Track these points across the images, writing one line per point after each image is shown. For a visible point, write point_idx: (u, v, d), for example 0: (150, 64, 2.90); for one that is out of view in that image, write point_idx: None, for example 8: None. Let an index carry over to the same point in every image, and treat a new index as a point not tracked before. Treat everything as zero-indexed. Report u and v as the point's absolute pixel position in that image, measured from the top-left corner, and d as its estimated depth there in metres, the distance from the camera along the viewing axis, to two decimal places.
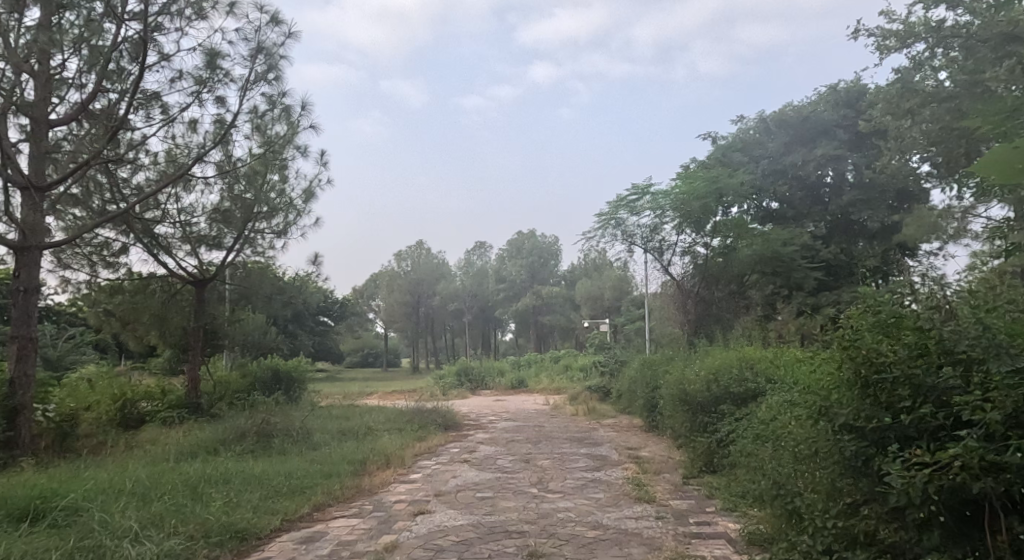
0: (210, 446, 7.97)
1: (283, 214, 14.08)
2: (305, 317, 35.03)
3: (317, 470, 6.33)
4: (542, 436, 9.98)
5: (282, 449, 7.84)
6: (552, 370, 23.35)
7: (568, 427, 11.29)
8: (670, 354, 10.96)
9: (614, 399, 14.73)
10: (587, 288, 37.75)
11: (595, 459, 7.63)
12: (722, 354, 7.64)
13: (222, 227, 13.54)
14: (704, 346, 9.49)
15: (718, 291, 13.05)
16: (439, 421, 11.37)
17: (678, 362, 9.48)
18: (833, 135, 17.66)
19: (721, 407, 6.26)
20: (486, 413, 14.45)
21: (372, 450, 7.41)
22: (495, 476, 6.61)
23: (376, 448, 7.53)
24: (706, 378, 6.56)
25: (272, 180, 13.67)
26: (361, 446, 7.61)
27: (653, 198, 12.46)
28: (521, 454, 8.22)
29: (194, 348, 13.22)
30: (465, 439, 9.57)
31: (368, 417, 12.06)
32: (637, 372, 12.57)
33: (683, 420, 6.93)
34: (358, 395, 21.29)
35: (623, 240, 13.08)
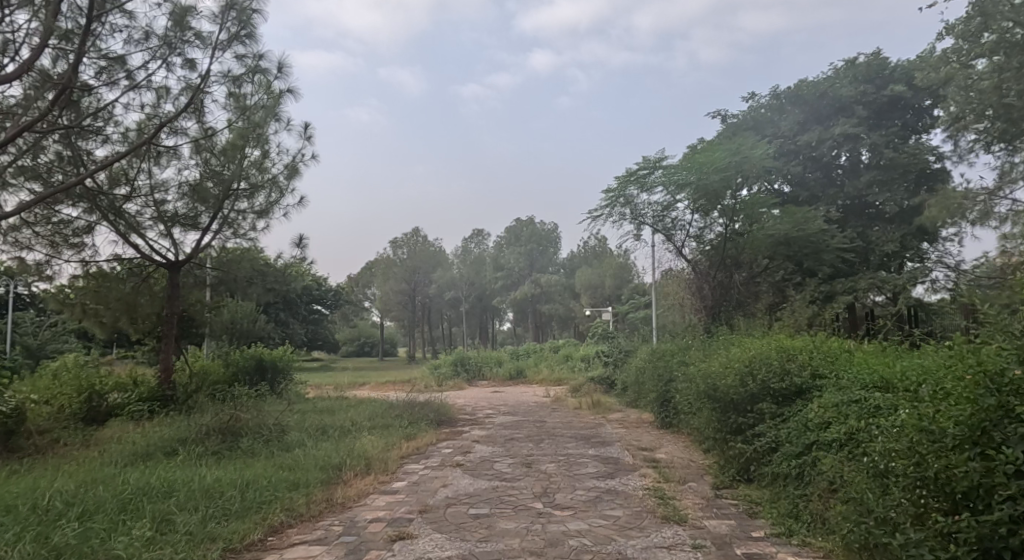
0: (167, 448, 6.99)
1: (265, 193, 13.12)
2: (298, 305, 34.04)
3: (282, 479, 5.37)
4: (544, 434, 9.01)
5: (250, 452, 6.88)
6: (552, 360, 22.42)
7: (571, 423, 10.32)
8: (684, 343, 10.00)
9: (619, 391, 13.81)
10: (587, 276, 36.82)
11: (605, 463, 6.67)
12: (754, 344, 6.60)
13: (200, 207, 12.56)
14: (726, 336, 8.49)
15: (738, 276, 11.92)
16: (431, 416, 10.40)
17: (695, 353, 8.53)
18: (852, 112, 16.59)
19: (757, 405, 5.35)
20: (483, 406, 13.50)
21: (350, 452, 6.46)
22: (492, 486, 5.65)
23: (354, 449, 6.58)
24: (737, 368, 5.59)
25: (251, 157, 12.70)
26: (338, 447, 6.65)
27: (666, 174, 11.40)
28: (522, 455, 7.27)
29: (168, 336, 12.24)
30: (458, 438, 8.60)
31: (355, 411, 11.14)
32: (645, 362, 11.64)
33: (707, 415, 6.02)
34: (350, 386, 20.36)
35: (631, 220, 12.04)
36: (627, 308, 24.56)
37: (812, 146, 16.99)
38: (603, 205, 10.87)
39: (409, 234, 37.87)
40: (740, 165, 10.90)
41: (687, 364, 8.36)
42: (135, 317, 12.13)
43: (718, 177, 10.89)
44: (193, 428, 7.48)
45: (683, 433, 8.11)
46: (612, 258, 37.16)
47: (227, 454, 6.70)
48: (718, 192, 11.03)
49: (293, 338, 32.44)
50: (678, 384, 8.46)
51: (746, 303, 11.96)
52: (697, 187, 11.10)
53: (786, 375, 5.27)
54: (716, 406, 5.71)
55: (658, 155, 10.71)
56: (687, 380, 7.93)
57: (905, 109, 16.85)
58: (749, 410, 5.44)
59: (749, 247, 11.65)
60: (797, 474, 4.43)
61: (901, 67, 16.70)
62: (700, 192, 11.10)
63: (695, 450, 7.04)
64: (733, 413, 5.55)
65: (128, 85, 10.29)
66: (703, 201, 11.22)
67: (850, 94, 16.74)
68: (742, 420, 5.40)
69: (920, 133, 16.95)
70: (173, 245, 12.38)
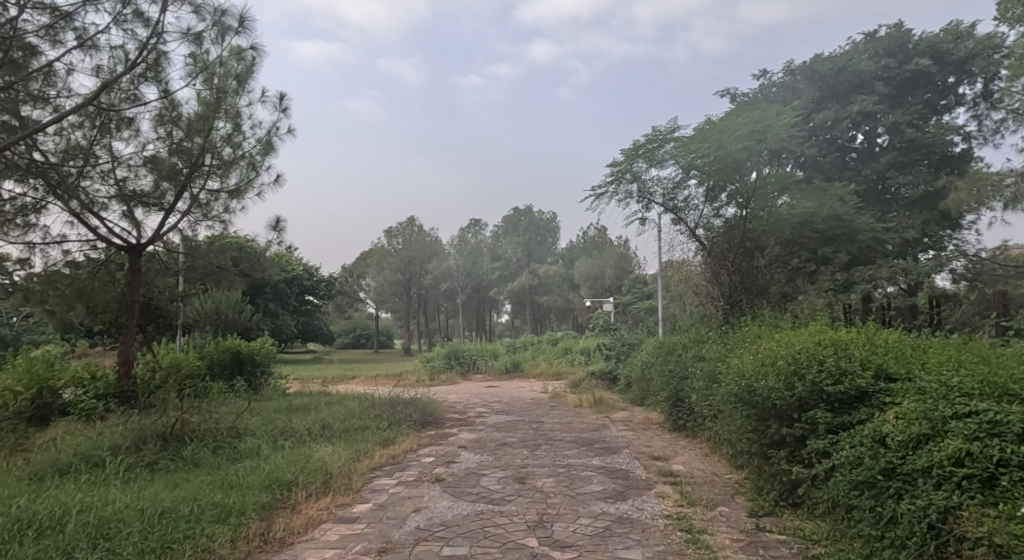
0: (92, 457, 5.88)
1: (239, 170, 11.99)
2: (289, 296, 32.78)
3: (211, 503, 4.31)
4: (541, 438, 7.91)
5: (193, 465, 5.79)
6: (552, 352, 21.34)
7: (572, 424, 9.25)
8: (699, 334, 8.90)
9: (623, 387, 12.76)
10: (587, 266, 35.76)
11: (614, 478, 5.61)
12: (795, 336, 5.51)
13: (167, 186, 11.38)
14: (752, 328, 7.33)
15: (760, 261, 10.68)
16: (415, 417, 9.30)
17: (714, 346, 7.45)
18: (872, 88, 15.35)
19: (806, 413, 4.28)
20: (475, 404, 12.41)
21: (307, 464, 5.38)
22: (475, 511, 4.59)
23: (314, 460, 5.51)
24: (777, 365, 4.48)
25: (222, 131, 11.59)
26: (293, 458, 5.59)
27: (678, 145, 10.09)
28: (514, 466, 6.19)
29: (128, 327, 11.05)
30: (442, 443, 7.52)
31: (331, 410, 10.04)
32: (652, 357, 10.58)
33: (737, 422, 4.95)
34: (337, 380, 19.29)
35: (638, 199, 10.82)
36: (631, 299, 23.47)
37: (829, 126, 15.80)
38: (605, 183, 9.74)
39: (403, 224, 36.71)
40: (764, 133, 9.33)
41: (708, 361, 7.14)
42: (92, 307, 10.91)
43: (737, 149, 9.43)
44: (129, 433, 6.38)
45: (704, 438, 7.02)
46: (613, 248, 36.01)
47: (162, 470, 5.60)
48: (737, 163, 9.58)
49: (283, 331, 31.28)
50: (695, 383, 7.34)
51: (774, 288, 10.63)
52: (712, 161, 9.74)
53: (841, 376, 4.20)
54: (751, 413, 4.63)
55: (670, 126, 9.36)
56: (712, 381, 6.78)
57: (930, 85, 15.64)
58: (797, 420, 4.37)
59: (772, 228, 10.31)
60: (872, 507, 3.40)
61: (926, 40, 15.44)
62: (715, 166, 9.73)
63: (720, 464, 5.99)
64: (774, 422, 4.47)
65: (81, 46, 9.00)
66: (718, 179, 9.86)
67: (870, 69, 15.47)
68: (785, 431, 4.34)
69: (944, 112, 15.79)
70: (137, 230, 11.25)
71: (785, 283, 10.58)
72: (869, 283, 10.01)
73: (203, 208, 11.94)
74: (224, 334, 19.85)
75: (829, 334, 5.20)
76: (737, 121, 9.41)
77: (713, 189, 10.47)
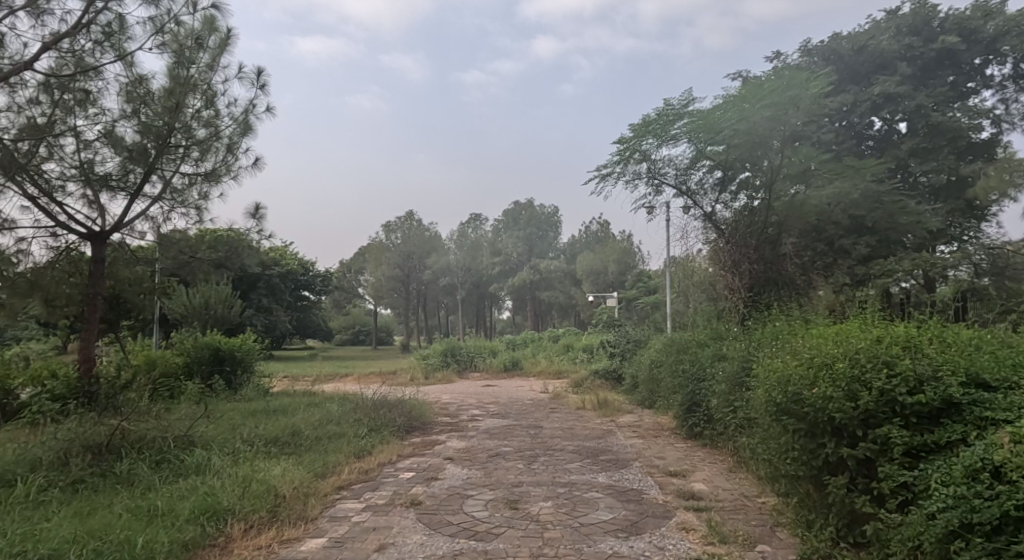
0: (5, 476, 4.95)
1: (216, 153, 10.84)
2: (284, 292, 31.76)
3: (115, 543, 3.45)
4: (539, 449, 6.95)
5: (124, 486, 4.86)
6: (552, 350, 20.39)
7: (574, 431, 8.29)
8: (717, 331, 7.96)
9: (630, 387, 11.81)
10: (589, 261, 34.75)
11: (625, 502, 4.70)
12: (839, 332, 4.58)
13: (134, 168, 10.12)
14: (782, 324, 6.32)
15: (789, 241, 9.30)
16: (399, 422, 8.35)
17: (737, 347, 6.49)
18: (895, 68, 14.15)
19: (875, 430, 3.35)
20: (469, 406, 11.47)
21: (255, 485, 4.48)
22: (452, 552, 3.67)
23: (267, 479, 4.60)
24: (834, 369, 3.54)
25: (196, 110, 10.44)
26: (241, 475, 4.67)
27: (692, 119, 8.79)
28: (505, 485, 5.25)
29: (90, 322, 10.06)
30: (425, 454, 6.58)
31: (309, 413, 9.13)
32: (662, 355, 9.67)
33: (777, 438, 4.00)
34: (327, 378, 18.35)
35: (646, 181, 9.60)
36: (635, 294, 22.43)
37: (848, 109, 14.61)
38: (612, 162, 8.74)
39: (403, 218, 35.80)
40: (792, 104, 8.00)
41: (733, 362, 6.16)
42: (52, 300, 9.99)
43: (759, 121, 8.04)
44: (58, 442, 5.46)
45: (729, 450, 6.07)
46: (615, 243, 35.01)
47: (85, 491, 4.67)
48: (761, 137, 8.17)
49: (277, 327, 30.32)
50: (717, 385, 6.38)
51: (798, 278, 9.46)
52: (730, 136, 8.39)
53: (919, 382, 3.31)
54: (798, 428, 3.69)
55: (685, 96, 8.32)
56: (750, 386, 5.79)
57: (956, 66, 14.45)
58: (861, 439, 3.45)
59: (797, 213, 9.05)
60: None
61: (952, 18, 14.27)
62: (732, 143, 8.37)
63: (753, 485, 5.04)
64: (830, 440, 3.54)
65: (28, 10, 8.01)
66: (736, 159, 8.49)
67: (892, 48, 14.27)
68: (846, 452, 3.41)
69: (970, 94, 14.62)
70: (104, 216, 10.37)
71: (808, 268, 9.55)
72: (888, 276, 9.17)
73: (176, 193, 10.64)
74: (210, 329, 18.94)
75: (883, 329, 4.28)
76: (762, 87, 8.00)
77: (724, 174, 9.26)
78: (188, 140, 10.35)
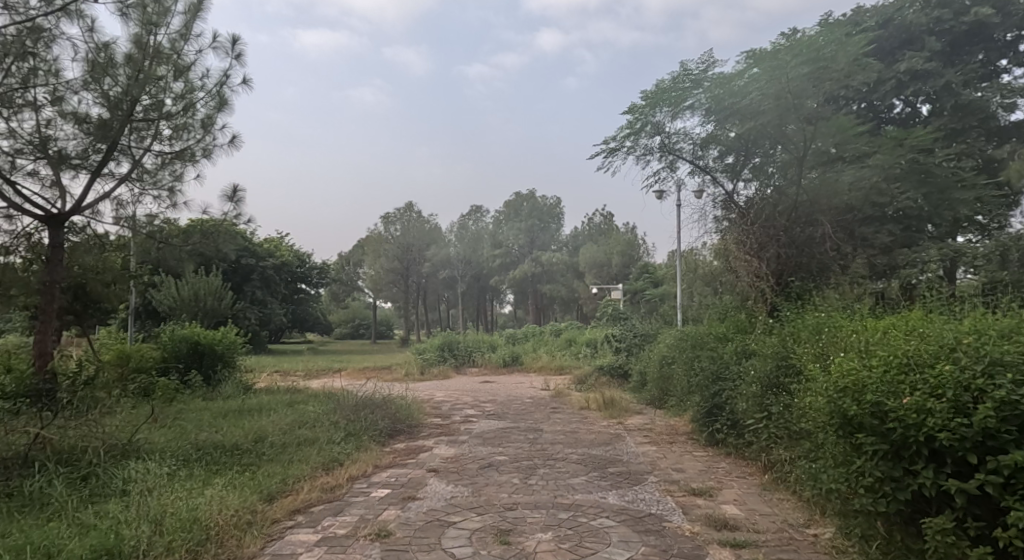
0: None
1: (193, 133, 8.95)
2: (279, 283, 30.75)
3: None
4: (539, 458, 6.04)
5: (27, 511, 3.99)
6: (554, 344, 19.48)
7: (577, 435, 7.41)
8: (740, 324, 7.06)
9: (638, 385, 10.92)
10: (592, 254, 33.77)
11: (642, 532, 3.83)
12: (909, 328, 3.74)
13: (94, 145, 8.15)
14: (823, 316, 5.38)
15: (821, 228, 7.93)
16: (382, 425, 7.43)
17: (766, 343, 5.58)
18: (922, 43, 12.28)
19: (1001, 460, 2.50)
20: (464, 405, 10.55)
21: (168, 515, 3.63)
22: None
23: (192, 507, 3.76)
24: (941, 379, 2.66)
25: (168, 84, 8.53)
26: (157, 503, 3.80)
27: (712, 83, 7.76)
28: (496, 509, 4.34)
29: (48, 315, 9.06)
30: (406, 465, 5.68)
31: (285, 414, 8.22)
32: (674, 350, 8.79)
33: (839, 457, 3.11)
34: (318, 373, 17.46)
35: (659, 157, 8.58)
36: (641, 285, 21.38)
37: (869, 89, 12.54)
38: (621, 133, 7.82)
39: (404, 209, 34.82)
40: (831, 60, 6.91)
41: (765, 357, 5.22)
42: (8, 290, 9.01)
43: (795, 82, 6.90)
44: None
45: (762, 464, 5.15)
46: (620, 235, 34.12)
47: None
48: (798, 100, 7.01)
49: (272, 320, 29.39)
50: (745, 385, 5.45)
51: (834, 263, 7.94)
52: (759, 101, 7.25)
53: None
54: (878, 448, 2.79)
55: (707, 56, 7.40)
56: (791, 388, 4.85)
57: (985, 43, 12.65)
58: (974, 469, 2.61)
59: (829, 192, 7.75)
60: None
61: None
62: (761, 108, 7.24)
63: (800, 511, 4.13)
64: (925, 467, 2.69)
65: None
66: (766, 130, 7.33)
67: (920, 21, 12.35)
68: (957, 486, 2.56)
69: (1002, 71, 13.46)
70: (65, 196, 9.43)
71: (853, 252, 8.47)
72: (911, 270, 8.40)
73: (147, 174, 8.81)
74: (197, 322, 18.02)
75: (967, 320, 3.45)
76: (797, 48, 6.83)
77: (740, 158, 8.17)
78: (159, 114, 8.50)
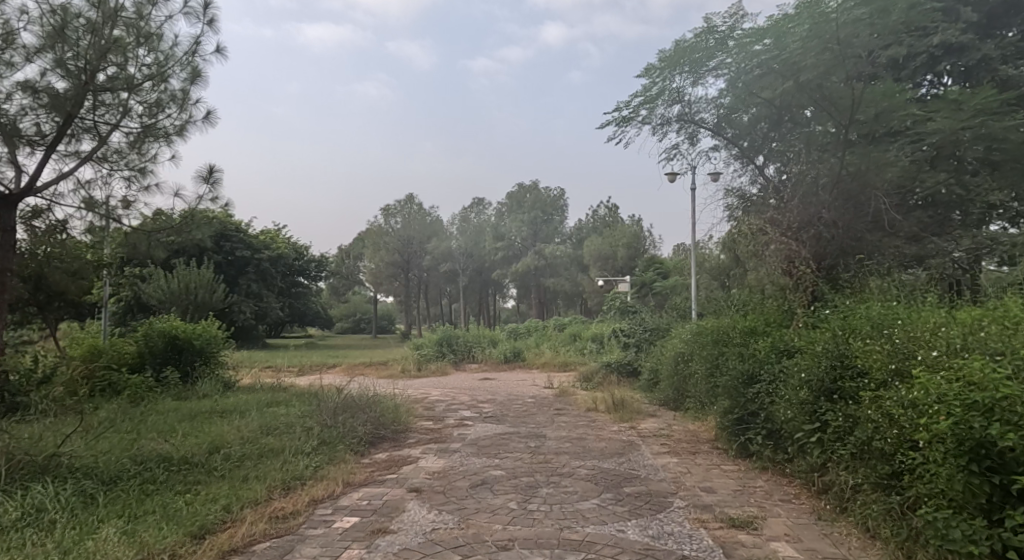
0: None
1: (170, 112, 7.08)
2: (276, 277, 29.77)
3: None
4: (541, 474, 5.12)
5: None
6: (558, 339, 18.50)
7: (585, 442, 6.48)
8: (774, 316, 6.10)
9: (649, 383, 9.98)
10: (597, 245, 32.84)
11: None
12: (973, 324, 3.39)
13: (46, 115, 6.28)
14: (885, 307, 4.46)
15: (867, 213, 6.85)
16: (363, 432, 6.48)
17: (814, 342, 4.59)
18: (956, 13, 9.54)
19: None
20: (460, 405, 9.61)
21: None
22: None
23: None
24: None
25: (136, 51, 6.63)
26: None
27: (740, 39, 6.91)
28: (485, 549, 3.43)
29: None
30: (384, 484, 4.76)
31: (257, 416, 7.29)
32: (691, 345, 7.88)
33: (964, 495, 2.86)
34: (311, 369, 16.57)
35: (679, 129, 7.71)
36: (649, 276, 20.15)
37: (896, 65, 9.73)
38: (636, 98, 6.90)
39: (404, 201, 33.81)
40: (883, 9, 5.94)
41: (814, 358, 4.27)
42: None
43: (846, 30, 5.89)
44: None
45: (814, 486, 4.21)
46: (625, 225, 33.16)
47: None
48: (849, 52, 5.98)
49: (269, 314, 28.50)
50: (787, 390, 4.49)
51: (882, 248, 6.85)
52: (800, 55, 6.21)
53: None
54: None
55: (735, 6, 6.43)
56: (852, 393, 3.92)
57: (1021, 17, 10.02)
58: None
59: (876, 165, 6.57)
60: None
61: None
62: (802, 63, 6.16)
63: (880, 557, 3.25)
64: None
65: None
66: (803, 90, 6.26)
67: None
68: None
69: None
70: (19, 174, 8.50)
71: (917, 228, 7.29)
72: (955, 252, 7.18)
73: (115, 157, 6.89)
74: (186, 316, 17.07)
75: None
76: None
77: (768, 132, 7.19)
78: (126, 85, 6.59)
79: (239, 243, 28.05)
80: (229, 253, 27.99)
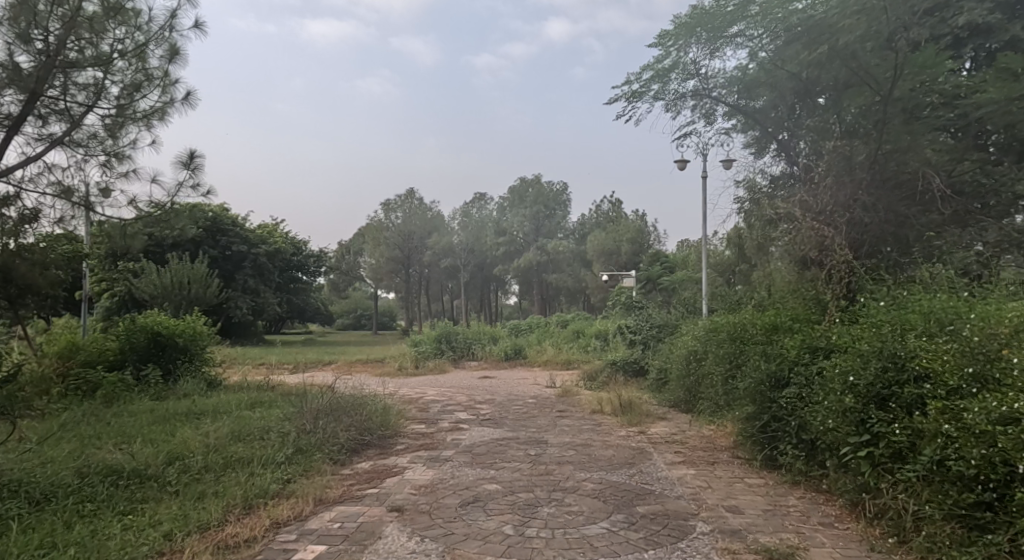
0: None
1: (152, 93, 6.31)
2: (273, 273, 29.14)
3: None
4: (542, 489, 4.50)
5: None
6: (560, 336, 17.85)
7: (591, 449, 5.86)
8: (802, 310, 5.46)
9: (658, 382, 9.34)
10: (600, 241, 32.22)
11: None
12: None
13: (8, 94, 5.45)
14: (936, 299, 3.88)
15: (900, 197, 6.21)
16: (347, 439, 5.86)
17: (856, 338, 3.98)
18: None
19: None
20: (456, 407, 8.99)
21: None
22: None
23: None
24: None
25: (112, 26, 5.80)
26: None
27: (763, 5, 6.34)
28: None
29: None
30: (362, 503, 4.14)
31: (233, 420, 6.67)
32: (706, 341, 7.25)
33: None
34: (306, 367, 15.93)
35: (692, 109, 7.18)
36: (655, 271, 19.48)
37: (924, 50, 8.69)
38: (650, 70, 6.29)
39: (404, 196, 33.05)
40: None
41: (857, 358, 3.66)
42: None
43: None
44: None
45: (860, 507, 3.62)
46: (629, 221, 32.49)
47: None
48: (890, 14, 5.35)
49: (267, 311, 27.87)
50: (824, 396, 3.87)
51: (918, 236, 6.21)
52: (836, 17, 5.56)
53: None
54: None
55: None
56: (912, 401, 3.32)
57: None
58: None
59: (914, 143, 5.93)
60: None
61: None
62: (837, 26, 5.51)
63: None
64: None
65: None
66: (837, 58, 5.62)
67: None
68: None
69: None
70: None
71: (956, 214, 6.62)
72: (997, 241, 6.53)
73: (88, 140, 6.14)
74: (178, 312, 16.44)
75: None
76: None
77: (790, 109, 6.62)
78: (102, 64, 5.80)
79: (235, 238, 27.34)
80: (225, 249, 27.31)
